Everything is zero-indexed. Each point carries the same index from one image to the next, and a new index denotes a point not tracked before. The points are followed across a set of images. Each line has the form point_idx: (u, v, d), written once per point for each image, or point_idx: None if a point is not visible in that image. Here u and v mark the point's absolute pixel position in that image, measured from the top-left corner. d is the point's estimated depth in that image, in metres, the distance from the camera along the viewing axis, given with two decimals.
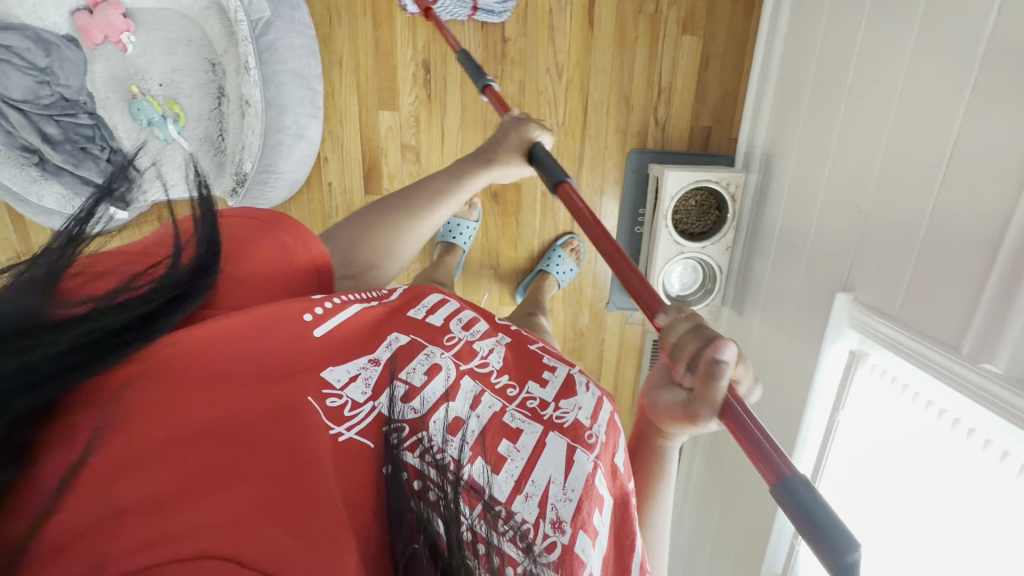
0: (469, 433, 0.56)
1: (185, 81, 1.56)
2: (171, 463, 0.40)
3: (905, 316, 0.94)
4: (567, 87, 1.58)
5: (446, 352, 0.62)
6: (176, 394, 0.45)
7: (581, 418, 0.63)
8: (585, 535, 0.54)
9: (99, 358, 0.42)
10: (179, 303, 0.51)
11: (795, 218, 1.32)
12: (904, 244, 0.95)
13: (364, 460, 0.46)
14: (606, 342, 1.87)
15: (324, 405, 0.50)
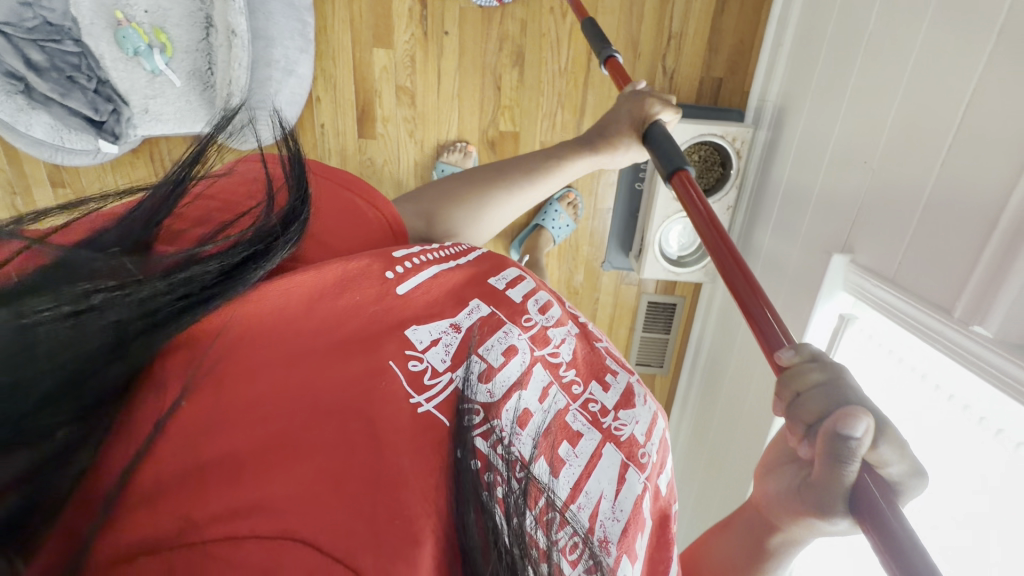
0: (539, 425, 0.54)
1: (172, 9, 1.47)
2: (253, 423, 0.39)
3: (902, 277, 0.90)
4: (571, 29, 1.49)
5: (523, 334, 0.60)
6: (260, 355, 0.43)
7: (637, 432, 0.62)
8: (627, 559, 0.53)
9: (173, 320, 0.39)
10: (268, 254, 0.46)
11: (800, 177, 1.26)
12: (907, 203, 0.89)
13: (440, 438, 0.44)
14: (600, 301, 1.85)
15: (405, 371, 0.48)
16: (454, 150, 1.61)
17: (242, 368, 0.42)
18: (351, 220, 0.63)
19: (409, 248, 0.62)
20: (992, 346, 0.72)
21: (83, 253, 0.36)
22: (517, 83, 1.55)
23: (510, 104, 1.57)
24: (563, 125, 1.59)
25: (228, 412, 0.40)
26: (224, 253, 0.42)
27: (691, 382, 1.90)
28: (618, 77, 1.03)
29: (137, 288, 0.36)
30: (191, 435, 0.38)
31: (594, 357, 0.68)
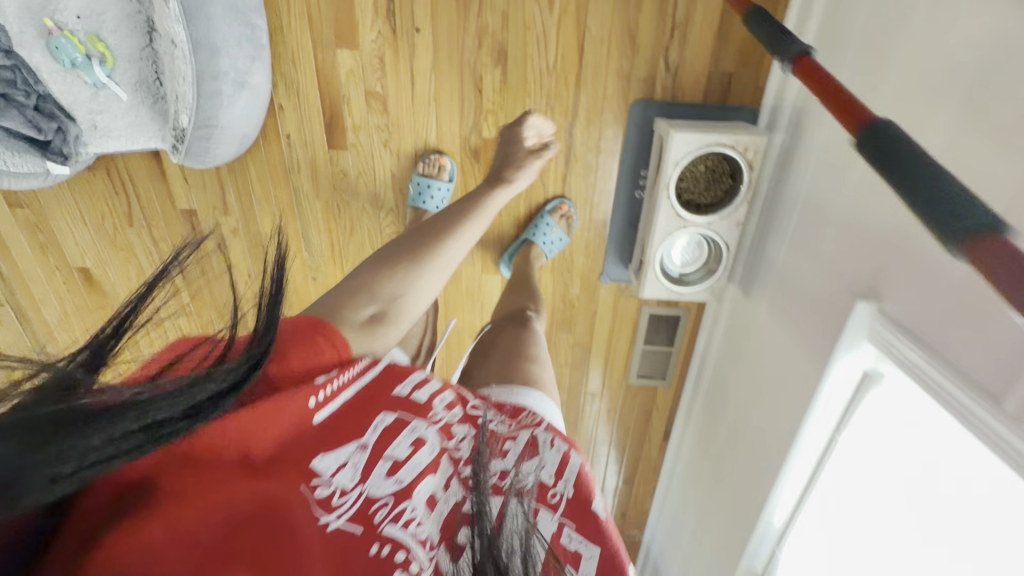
0: (439, 514, 0.62)
1: (107, 12, 1.29)
2: (188, 526, 0.45)
3: (937, 341, 0.78)
4: (559, 20, 1.30)
5: (430, 427, 0.69)
6: (212, 467, 0.52)
7: (543, 477, 0.70)
8: None
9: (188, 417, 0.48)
10: (225, 392, 0.52)
11: (821, 196, 1.11)
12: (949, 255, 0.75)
13: (348, 543, 0.53)
14: (598, 314, 1.73)
15: (313, 496, 0.55)
16: (433, 161, 1.46)
17: (202, 478, 0.50)
18: (304, 356, 0.66)
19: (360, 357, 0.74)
20: None
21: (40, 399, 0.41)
22: (500, 83, 1.38)
23: (493, 108, 1.41)
24: (553, 129, 1.42)
25: (192, 502, 0.47)
26: (175, 395, 0.47)
27: (696, 396, 1.80)
28: (814, 76, 0.74)
29: (109, 423, 0.42)
30: (168, 516, 0.45)
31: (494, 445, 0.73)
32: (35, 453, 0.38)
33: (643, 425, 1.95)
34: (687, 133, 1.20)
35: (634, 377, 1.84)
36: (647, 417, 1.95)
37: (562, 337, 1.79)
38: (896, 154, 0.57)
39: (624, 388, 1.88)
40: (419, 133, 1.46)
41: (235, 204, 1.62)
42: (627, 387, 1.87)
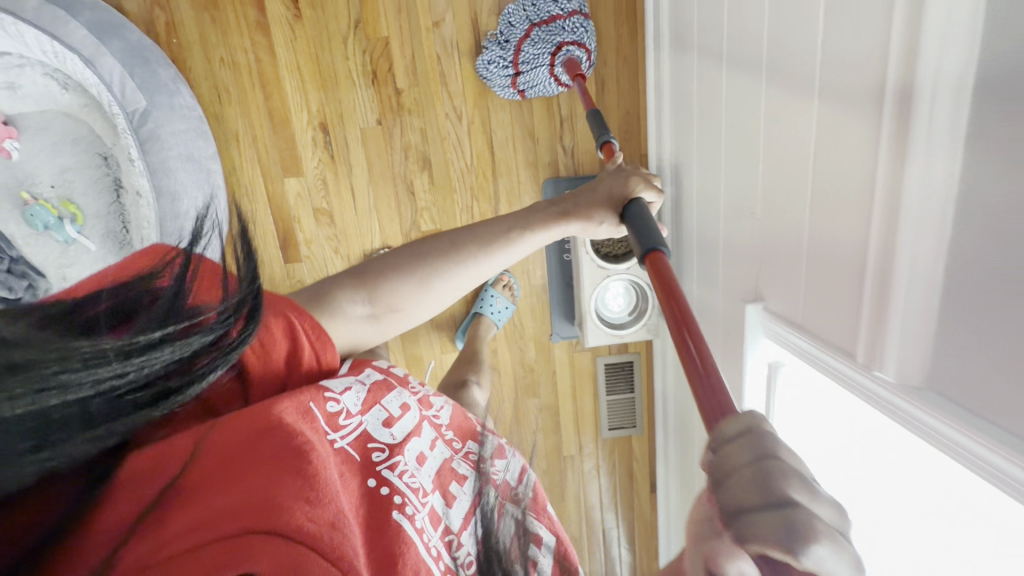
0: (429, 470, 0.66)
1: (77, 179, 1.50)
2: (214, 491, 0.46)
3: (809, 322, 0.90)
4: (470, 129, 1.57)
5: (412, 394, 0.74)
6: (252, 448, 0.51)
7: (512, 477, 0.77)
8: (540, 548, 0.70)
9: (171, 396, 0.47)
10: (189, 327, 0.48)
11: (707, 226, 1.31)
12: (799, 240, 0.91)
13: (353, 468, 0.59)
14: (557, 373, 1.83)
15: (324, 409, 0.61)
16: (380, 257, 1.62)
17: (233, 437, 0.52)
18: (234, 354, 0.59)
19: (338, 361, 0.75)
20: (899, 390, 0.69)
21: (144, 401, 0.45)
22: (429, 186, 1.60)
23: (426, 206, 1.62)
24: (481, 214, 1.63)
25: (222, 491, 0.47)
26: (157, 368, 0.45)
27: (667, 437, 1.85)
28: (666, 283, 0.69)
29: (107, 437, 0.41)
30: (213, 512, 0.44)
31: (467, 420, 0.81)
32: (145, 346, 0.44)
33: (628, 478, 1.97)
34: None
35: (607, 430, 1.89)
36: (630, 470, 1.97)
37: (530, 403, 1.85)
38: (637, 227, 0.78)
39: (599, 444, 1.92)
40: (365, 236, 1.64)
41: None
42: (602, 442, 1.91)
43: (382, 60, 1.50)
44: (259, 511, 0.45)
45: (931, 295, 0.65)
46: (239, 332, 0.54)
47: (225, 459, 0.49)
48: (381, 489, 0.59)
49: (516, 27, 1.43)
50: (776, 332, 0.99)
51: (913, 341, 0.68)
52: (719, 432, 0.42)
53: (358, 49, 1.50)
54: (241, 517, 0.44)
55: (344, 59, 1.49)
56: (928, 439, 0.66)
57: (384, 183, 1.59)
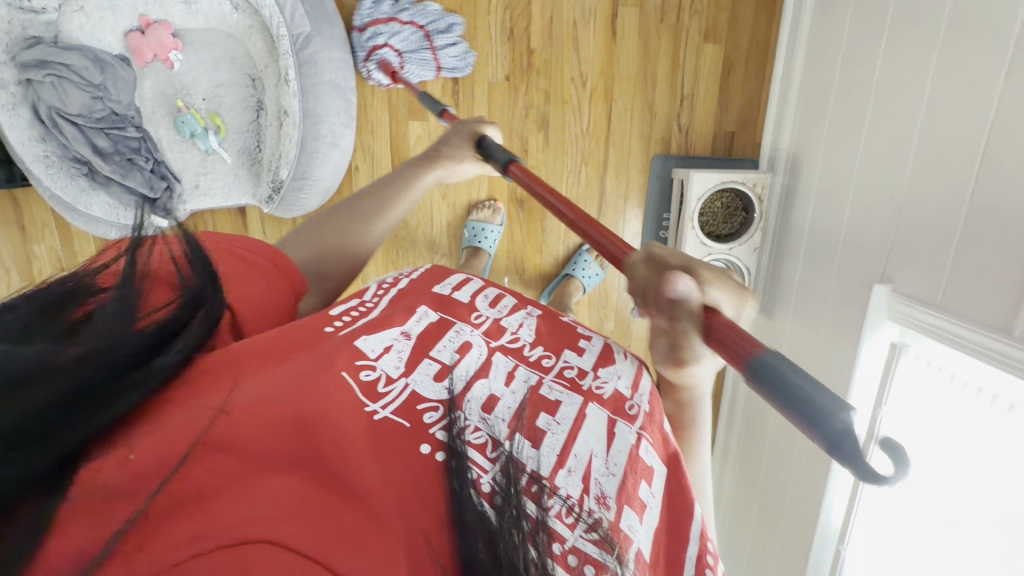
0: (504, 410, 0.64)
1: (227, 96, 1.64)
2: (236, 486, 0.44)
3: (949, 302, 0.92)
4: (592, 95, 1.62)
5: (475, 331, 0.73)
6: (269, 431, 0.49)
7: (620, 387, 0.74)
8: (630, 508, 0.63)
9: (86, 415, 0.41)
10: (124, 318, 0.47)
11: (825, 213, 1.33)
12: (953, 218, 0.92)
13: (395, 434, 0.54)
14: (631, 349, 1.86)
15: (358, 379, 0.59)
16: (484, 207, 1.72)
17: (250, 422, 0.49)
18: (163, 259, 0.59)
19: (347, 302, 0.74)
20: None
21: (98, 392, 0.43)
22: (543, 146, 1.67)
23: (536, 165, 1.68)
24: (587, 180, 1.68)
25: (231, 499, 0.43)
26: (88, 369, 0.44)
27: (730, 429, 1.86)
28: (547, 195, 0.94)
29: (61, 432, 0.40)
30: (212, 526, 0.40)
31: (563, 329, 0.82)
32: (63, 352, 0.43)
33: None
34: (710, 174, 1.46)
35: None
36: None
37: None
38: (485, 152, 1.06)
39: None
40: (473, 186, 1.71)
41: None
42: None
43: (521, 19, 1.57)
44: (244, 526, 0.41)
45: None
46: (156, 322, 0.48)
47: (221, 458, 0.45)
48: (428, 450, 0.52)
49: (408, 23, 1.54)
50: (899, 309, 1.02)
51: None
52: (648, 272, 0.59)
53: (501, 5, 1.57)
54: (233, 533, 0.40)
55: (486, 13, 1.57)
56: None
57: (500, 136, 1.66)
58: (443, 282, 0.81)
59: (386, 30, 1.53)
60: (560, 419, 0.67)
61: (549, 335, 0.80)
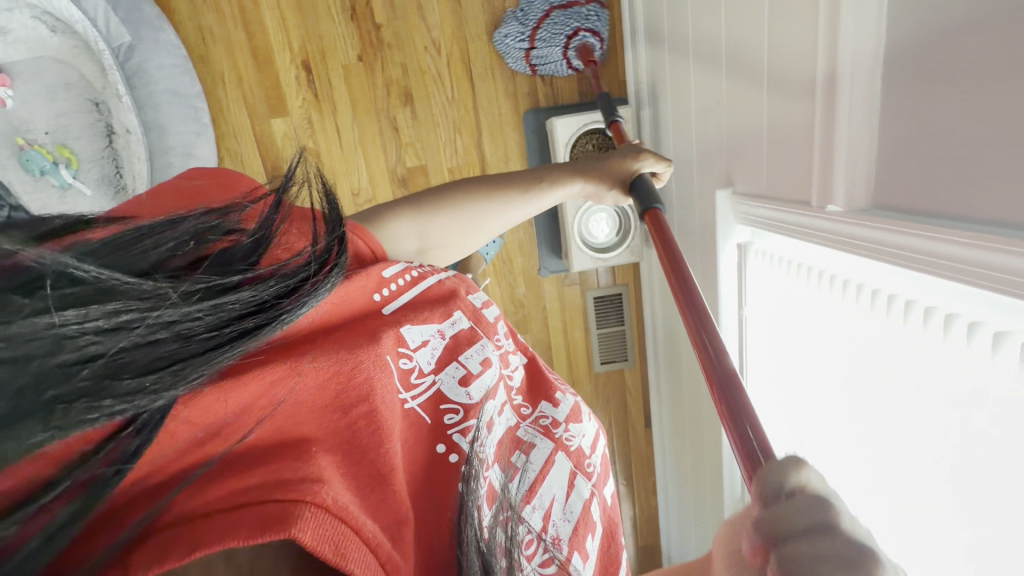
0: (492, 434, 0.69)
1: (72, 125, 1.56)
2: (283, 452, 0.44)
3: (772, 191, 0.93)
4: (449, 60, 1.60)
5: (493, 351, 0.78)
6: (315, 411, 0.50)
7: (583, 444, 0.82)
8: (578, 553, 0.71)
9: (219, 347, 0.43)
10: (232, 287, 0.46)
11: (681, 135, 1.34)
12: (759, 105, 0.93)
13: (414, 428, 0.60)
14: (548, 309, 1.86)
15: (399, 365, 0.62)
16: None
17: (299, 400, 0.49)
18: (291, 230, 0.59)
19: (394, 268, 0.74)
20: (851, 219, 0.71)
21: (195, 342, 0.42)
22: (413, 121, 1.64)
23: (411, 142, 1.65)
24: (464, 148, 1.66)
25: (300, 460, 0.44)
26: (201, 318, 0.42)
27: (658, 369, 1.88)
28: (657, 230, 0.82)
29: (160, 374, 0.39)
30: (264, 481, 0.40)
31: (547, 382, 0.88)
32: (178, 298, 0.41)
33: (624, 414, 2.00)
34: (570, 123, 1.45)
35: (599, 364, 1.92)
36: (625, 406, 1.99)
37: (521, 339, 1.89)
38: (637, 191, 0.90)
39: (593, 378, 1.94)
40: (352, 173, 1.67)
41: None
42: (595, 376, 1.94)
43: None
44: (298, 478, 0.41)
45: (877, 104, 0.67)
46: (290, 277, 0.51)
47: (275, 431, 0.46)
48: (444, 452, 0.60)
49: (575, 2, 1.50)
50: (739, 210, 1.04)
51: (858, 158, 0.70)
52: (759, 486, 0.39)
53: None
54: (286, 482, 0.41)
55: None
56: (872, 250, 0.68)
57: (367, 119, 1.63)
58: (473, 295, 0.85)
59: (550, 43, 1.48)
60: (533, 458, 0.73)
61: (531, 386, 0.86)
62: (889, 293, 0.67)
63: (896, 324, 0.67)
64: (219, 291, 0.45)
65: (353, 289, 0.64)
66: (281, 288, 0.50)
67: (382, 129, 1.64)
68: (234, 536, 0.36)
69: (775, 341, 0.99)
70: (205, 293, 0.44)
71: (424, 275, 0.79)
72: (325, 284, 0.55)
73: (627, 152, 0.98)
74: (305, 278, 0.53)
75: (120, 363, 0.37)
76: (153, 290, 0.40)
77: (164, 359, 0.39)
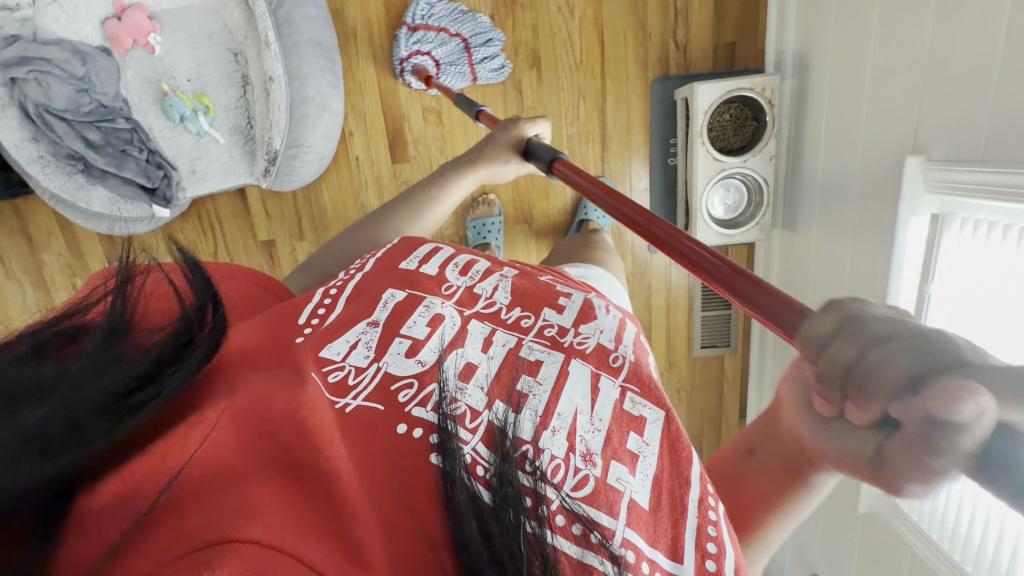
0: (484, 377, 0.57)
1: (211, 74, 1.60)
2: (193, 497, 0.38)
3: (993, 155, 0.86)
4: (581, 22, 1.56)
5: (446, 302, 0.64)
6: (236, 446, 0.43)
7: (603, 340, 0.65)
8: (618, 463, 0.53)
9: (104, 432, 0.39)
10: (111, 361, 0.42)
11: (841, 105, 1.26)
12: (984, 61, 0.86)
13: (376, 418, 0.49)
14: (652, 287, 1.81)
15: (327, 379, 0.52)
16: (478, 203, 1.73)
17: (218, 440, 0.43)
18: (157, 295, 0.54)
19: (310, 299, 0.64)
20: None
21: (69, 428, 0.37)
22: (537, 84, 1.61)
23: (533, 106, 1.63)
24: (586, 114, 1.63)
25: (213, 498, 0.38)
26: (76, 407, 0.38)
27: (765, 356, 1.80)
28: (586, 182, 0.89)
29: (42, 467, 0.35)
30: (199, 523, 0.36)
31: (546, 288, 0.73)
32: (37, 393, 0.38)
33: (719, 402, 1.93)
34: (715, 87, 1.39)
35: (699, 348, 1.86)
36: (721, 394, 1.92)
37: None
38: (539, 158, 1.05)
39: (691, 362, 1.89)
40: (470, 136, 1.67)
41: (308, 228, 1.79)
42: (693, 360, 1.88)
43: None
44: (228, 516, 0.36)
45: None
46: (162, 343, 0.46)
47: (196, 471, 0.40)
48: (408, 429, 0.48)
49: (443, 31, 1.54)
50: (934, 179, 0.97)
51: None
52: (807, 344, 0.39)
53: None
54: (214, 524, 0.36)
55: None
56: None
57: (493, 81, 1.61)
58: (409, 257, 0.71)
59: (432, 39, 1.54)
60: (541, 380, 0.58)
61: (528, 298, 0.69)
62: None
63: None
64: (92, 370, 0.41)
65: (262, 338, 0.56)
66: (161, 356, 0.45)
67: (506, 92, 1.62)
68: None
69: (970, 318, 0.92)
70: (68, 380, 0.39)
71: (348, 279, 0.68)
72: (212, 344, 0.49)
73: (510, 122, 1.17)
74: (187, 341, 0.48)
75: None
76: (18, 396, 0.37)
77: (37, 454, 0.36)
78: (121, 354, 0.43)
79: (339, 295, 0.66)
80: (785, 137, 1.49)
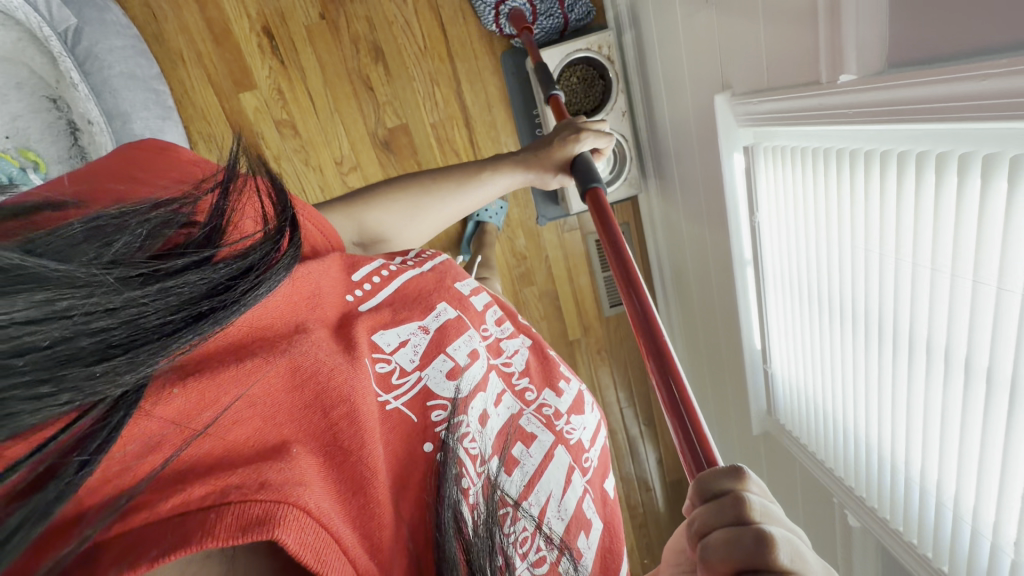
0: (492, 426, 0.64)
1: (31, 126, 1.44)
2: (235, 450, 0.41)
3: (775, 82, 0.88)
4: (415, 7, 1.51)
5: (483, 341, 0.71)
6: (278, 405, 0.46)
7: (584, 437, 0.73)
8: (570, 550, 0.63)
9: (166, 334, 0.40)
10: (202, 266, 0.44)
11: (668, 51, 1.28)
12: None
13: (410, 431, 0.55)
14: (551, 258, 1.83)
15: (377, 369, 0.57)
16: None
17: (264, 395, 0.45)
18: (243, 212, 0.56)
19: (371, 264, 0.71)
20: (868, 81, 0.66)
21: (145, 327, 0.38)
22: (387, 78, 1.56)
23: (387, 101, 1.58)
24: (444, 100, 1.60)
25: (262, 456, 0.41)
26: (158, 308, 0.39)
27: (669, 305, 1.85)
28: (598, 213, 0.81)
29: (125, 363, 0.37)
30: (244, 477, 0.38)
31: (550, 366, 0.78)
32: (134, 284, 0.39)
33: (640, 358, 1.95)
34: (553, 52, 1.40)
35: (609, 308, 1.90)
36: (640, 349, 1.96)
37: (526, 294, 1.86)
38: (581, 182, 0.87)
39: (605, 324, 1.92)
40: (331, 143, 1.61)
41: None
42: (606, 322, 1.92)
43: None
44: (281, 479, 0.39)
45: None
46: (240, 260, 0.47)
47: (245, 425, 0.43)
48: (432, 449, 0.55)
49: None
50: (741, 114, 0.99)
51: (868, 19, 0.66)
52: (698, 490, 0.46)
53: None
54: (268, 483, 0.38)
55: None
56: (893, 110, 0.64)
57: (340, 82, 1.56)
58: (462, 281, 0.78)
59: None
60: (532, 450, 0.66)
61: (532, 368, 0.77)
62: (898, 151, 0.67)
63: (888, 188, 0.70)
64: (182, 280, 0.42)
65: (321, 286, 0.60)
66: (240, 268, 0.47)
67: (356, 91, 1.57)
68: (212, 536, 0.34)
69: (787, 242, 0.96)
70: (168, 282, 0.41)
71: (403, 269, 0.73)
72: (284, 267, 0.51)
73: (571, 128, 0.95)
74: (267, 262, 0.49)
75: (75, 355, 0.34)
76: (114, 284, 0.38)
77: (121, 344, 0.37)
78: (203, 264, 0.44)
79: (393, 279, 0.71)
80: (637, 90, 1.51)
